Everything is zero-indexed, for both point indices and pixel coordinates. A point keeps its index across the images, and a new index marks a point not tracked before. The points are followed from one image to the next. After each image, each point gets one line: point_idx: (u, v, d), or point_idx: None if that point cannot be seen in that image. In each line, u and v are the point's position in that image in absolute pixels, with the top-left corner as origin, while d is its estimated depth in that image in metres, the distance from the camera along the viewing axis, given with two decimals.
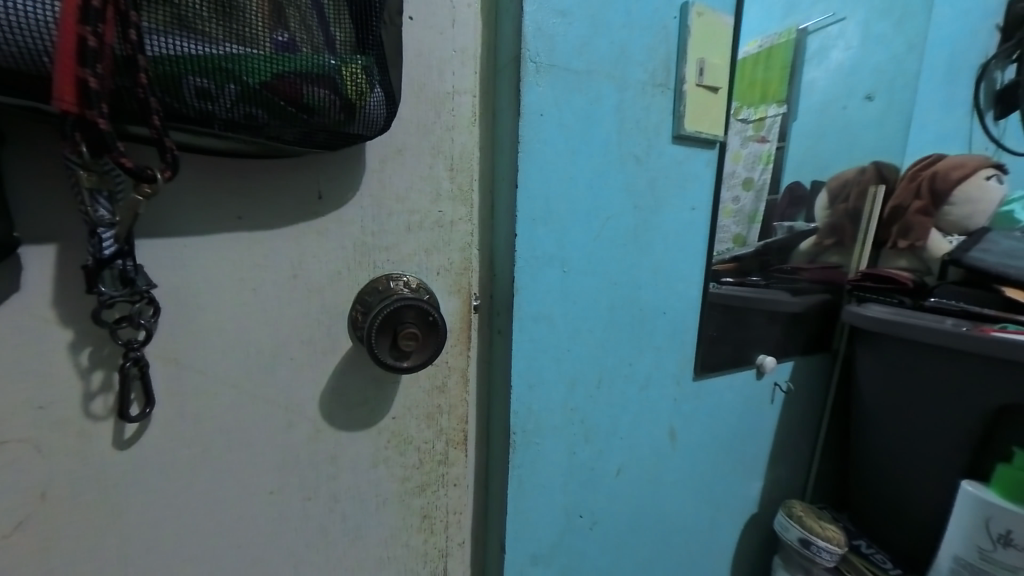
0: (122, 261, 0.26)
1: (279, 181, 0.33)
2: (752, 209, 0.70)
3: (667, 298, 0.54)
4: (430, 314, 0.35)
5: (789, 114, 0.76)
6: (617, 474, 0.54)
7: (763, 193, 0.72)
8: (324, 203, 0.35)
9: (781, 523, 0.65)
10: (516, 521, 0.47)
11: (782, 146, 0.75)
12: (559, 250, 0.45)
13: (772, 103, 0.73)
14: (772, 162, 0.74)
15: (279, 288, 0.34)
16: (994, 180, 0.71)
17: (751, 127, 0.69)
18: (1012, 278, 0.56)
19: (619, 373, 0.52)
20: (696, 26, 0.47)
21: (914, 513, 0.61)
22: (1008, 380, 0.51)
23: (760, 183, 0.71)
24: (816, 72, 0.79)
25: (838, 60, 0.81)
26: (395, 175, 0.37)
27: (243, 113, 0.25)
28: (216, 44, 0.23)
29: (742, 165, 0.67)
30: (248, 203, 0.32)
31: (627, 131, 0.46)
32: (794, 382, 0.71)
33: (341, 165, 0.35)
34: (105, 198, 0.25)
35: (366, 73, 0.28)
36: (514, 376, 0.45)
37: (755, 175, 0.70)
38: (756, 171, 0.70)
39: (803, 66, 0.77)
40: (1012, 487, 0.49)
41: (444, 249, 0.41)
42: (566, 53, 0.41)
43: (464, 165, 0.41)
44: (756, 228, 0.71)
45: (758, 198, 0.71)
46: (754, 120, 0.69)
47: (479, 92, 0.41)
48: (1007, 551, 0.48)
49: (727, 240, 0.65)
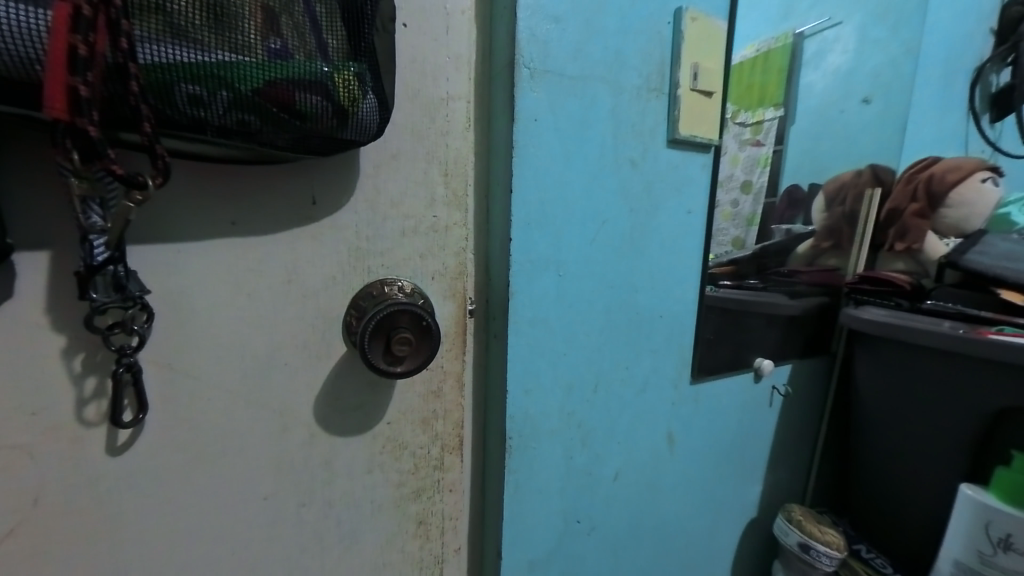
0: (114, 267, 0.26)
1: (273, 187, 0.33)
2: (749, 212, 0.70)
3: (663, 302, 0.54)
4: (424, 319, 0.35)
5: (785, 118, 0.76)
6: (615, 479, 0.54)
7: (760, 196, 0.72)
8: (319, 208, 0.35)
9: (780, 527, 0.65)
10: (512, 525, 0.47)
11: (778, 149, 0.75)
12: (555, 255, 0.45)
13: (768, 107, 0.74)
14: (769, 165, 0.74)
15: (273, 293, 0.34)
16: (991, 182, 0.70)
17: (747, 130, 0.69)
18: (1009, 280, 0.56)
19: (616, 378, 0.51)
20: (690, 31, 0.47)
21: (915, 517, 0.61)
22: (1005, 382, 0.51)
23: (757, 185, 0.71)
24: (812, 76, 0.79)
25: (834, 63, 0.81)
26: (389, 180, 0.38)
27: (235, 120, 0.25)
28: (208, 51, 0.23)
29: (739, 169, 0.67)
30: (242, 209, 0.33)
31: (621, 136, 0.46)
32: (792, 384, 0.71)
33: (335, 170, 0.35)
34: (96, 205, 0.25)
35: (360, 81, 0.28)
36: (510, 381, 0.45)
37: (753, 179, 0.70)
38: (753, 174, 0.71)
39: (800, 70, 0.77)
40: (1012, 490, 0.49)
41: (439, 253, 0.41)
42: (560, 59, 0.42)
43: (458, 170, 0.41)
44: (754, 231, 0.71)
45: (756, 201, 0.71)
46: (750, 124, 0.70)
47: (474, 99, 0.42)
48: (1007, 556, 0.48)
49: (725, 243, 0.65)
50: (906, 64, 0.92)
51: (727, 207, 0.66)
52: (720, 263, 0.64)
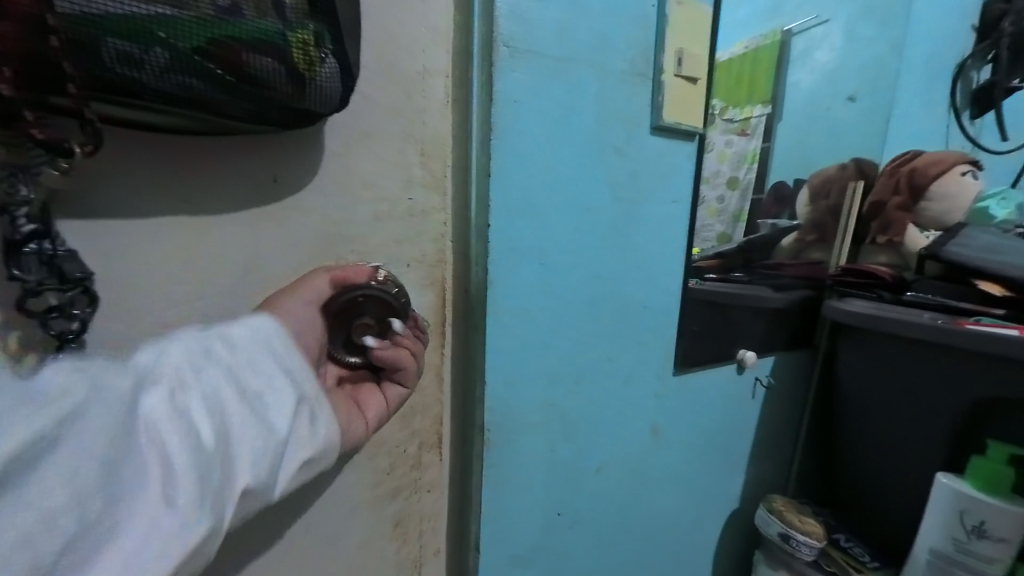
0: (39, 243, 0.24)
1: (230, 164, 0.31)
2: (737, 209, 0.70)
3: (648, 294, 0.53)
4: (367, 291, 0.35)
5: (774, 114, 0.77)
6: (598, 472, 0.53)
7: (748, 192, 0.72)
8: (281, 186, 0.33)
9: (763, 518, 0.65)
10: (492, 519, 0.46)
11: (765, 145, 0.75)
12: (536, 243, 0.44)
13: (757, 103, 0.75)
14: (756, 162, 0.74)
15: (236, 279, 0.33)
16: (971, 176, 0.69)
17: (736, 126, 0.69)
18: (988, 271, 0.55)
19: (599, 370, 0.51)
20: (675, 15, 0.46)
21: (893, 506, 0.61)
22: (981, 372, 0.51)
23: (745, 182, 0.72)
24: (801, 74, 0.80)
25: (821, 60, 0.81)
26: (363, 160, 0.36)
27: (178, 84, 0.23)
28: (142, 4, 0.22)
29: (726, 165, 0.67)
30: (195, 186, 0.30)
31: (605, 120, 0.45)
32: (775, 377, 0.71)
33: (298, 147, 0.33)
34: (23, 177, 0.23)
35: (317, 44, 0.26)
36: (490, 373, 0.43)
37: (740, 175, 0.71)
38: (742, 170, 0.72)
39: (789, 66, 0.78)
40: (986, 479, 0.49)
41: (416, 240, 0.40)
42: (543, 41, 0.40)
43: (438, 149, 0.40)
44: (741, 227, 0.71)
45: (744, 197, 0.71)
46: (739, 120, 0.70)
47: (454, 76, 0.40)
48: (981, 542, 0.49)
49: (712, 239, 0.65)
50: (890, 61, 0.93)
51: (713, 202, 0.65)
52: (706, 257, 0.63)
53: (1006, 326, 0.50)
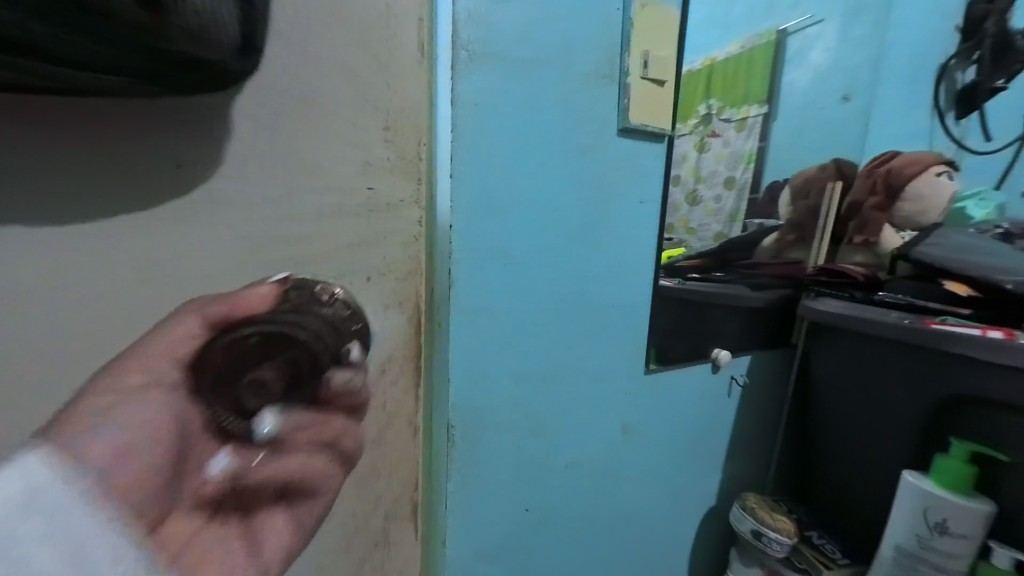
0: None
1: (114, 146, 0.26)
2: (734, 209, 0.83)
3: (617, 292, 0.54)
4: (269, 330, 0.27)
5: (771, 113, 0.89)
6: (567, 469, 0.54)
7: (744, 191, 0.86)
8: (185, 171, 0.28)
9: (736, 515, 0.66)
10: (458, 514, 0.47)
11: (761, 146, 0.88)
12: (499, 242, 0.44)
13: (753, 105, 0.89)
14: (753, 162, 0.88)
15: (123, 282, 0.27)
16: (946, 176, 0.69)
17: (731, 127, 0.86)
18: (953, 270, 0.56)
19: (567, 368, 0.51)
20: (640, 17, 0.47)
21: (864, 504, 0.62)
22: (942, 370, 0.52)
23: (742, 182, 0.86)
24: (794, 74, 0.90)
25: (816, 59, 0.90)
26: (307, 141, 0.33)
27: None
28: None
29: (723, 165, 0.84)
30: (66, 176, 0.25)
31: (568, 121, 0.46)
32: (751, 377, 0.72)
33: (200, 123, 0.28)
34: None
35: None
36: (453, 370, 0.44)
37: (737, 175, 0.85)
38: (738, 170, 0.86)
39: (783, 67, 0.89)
40: (948, 476, 0.50)
41: (380, 244, 0.37)
42: (504, 44, 0.41)
43: (404, 130, 0.38)
44: (738, 226, 0.84)
45: (740, 197, 0.85)
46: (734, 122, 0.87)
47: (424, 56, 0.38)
48: (943, 538, 0.50)
49: (710, 235, 0.78)
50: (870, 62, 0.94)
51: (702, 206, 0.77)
52: (692, 257, 0.69)
53: (971, 325, 0.50)
